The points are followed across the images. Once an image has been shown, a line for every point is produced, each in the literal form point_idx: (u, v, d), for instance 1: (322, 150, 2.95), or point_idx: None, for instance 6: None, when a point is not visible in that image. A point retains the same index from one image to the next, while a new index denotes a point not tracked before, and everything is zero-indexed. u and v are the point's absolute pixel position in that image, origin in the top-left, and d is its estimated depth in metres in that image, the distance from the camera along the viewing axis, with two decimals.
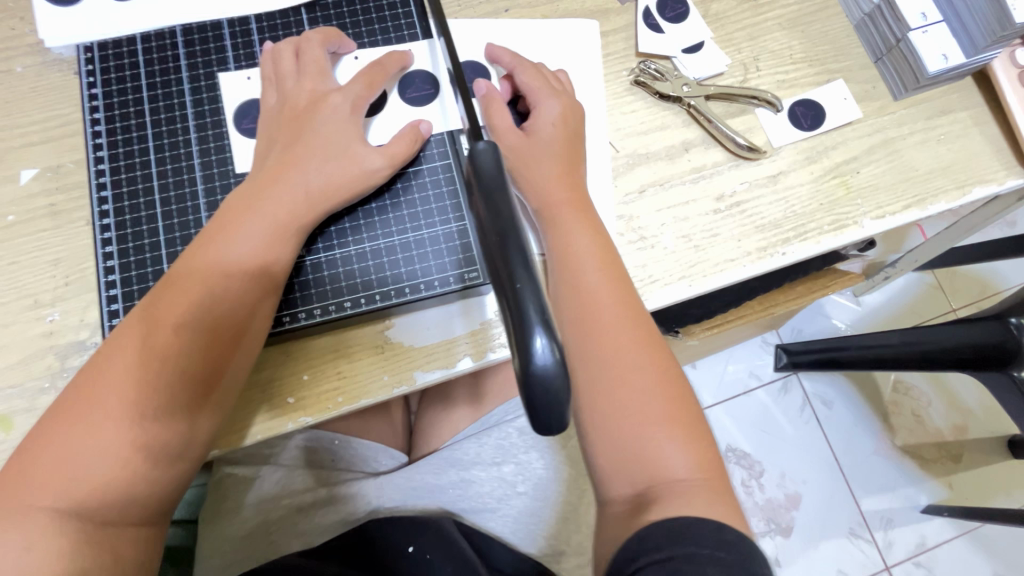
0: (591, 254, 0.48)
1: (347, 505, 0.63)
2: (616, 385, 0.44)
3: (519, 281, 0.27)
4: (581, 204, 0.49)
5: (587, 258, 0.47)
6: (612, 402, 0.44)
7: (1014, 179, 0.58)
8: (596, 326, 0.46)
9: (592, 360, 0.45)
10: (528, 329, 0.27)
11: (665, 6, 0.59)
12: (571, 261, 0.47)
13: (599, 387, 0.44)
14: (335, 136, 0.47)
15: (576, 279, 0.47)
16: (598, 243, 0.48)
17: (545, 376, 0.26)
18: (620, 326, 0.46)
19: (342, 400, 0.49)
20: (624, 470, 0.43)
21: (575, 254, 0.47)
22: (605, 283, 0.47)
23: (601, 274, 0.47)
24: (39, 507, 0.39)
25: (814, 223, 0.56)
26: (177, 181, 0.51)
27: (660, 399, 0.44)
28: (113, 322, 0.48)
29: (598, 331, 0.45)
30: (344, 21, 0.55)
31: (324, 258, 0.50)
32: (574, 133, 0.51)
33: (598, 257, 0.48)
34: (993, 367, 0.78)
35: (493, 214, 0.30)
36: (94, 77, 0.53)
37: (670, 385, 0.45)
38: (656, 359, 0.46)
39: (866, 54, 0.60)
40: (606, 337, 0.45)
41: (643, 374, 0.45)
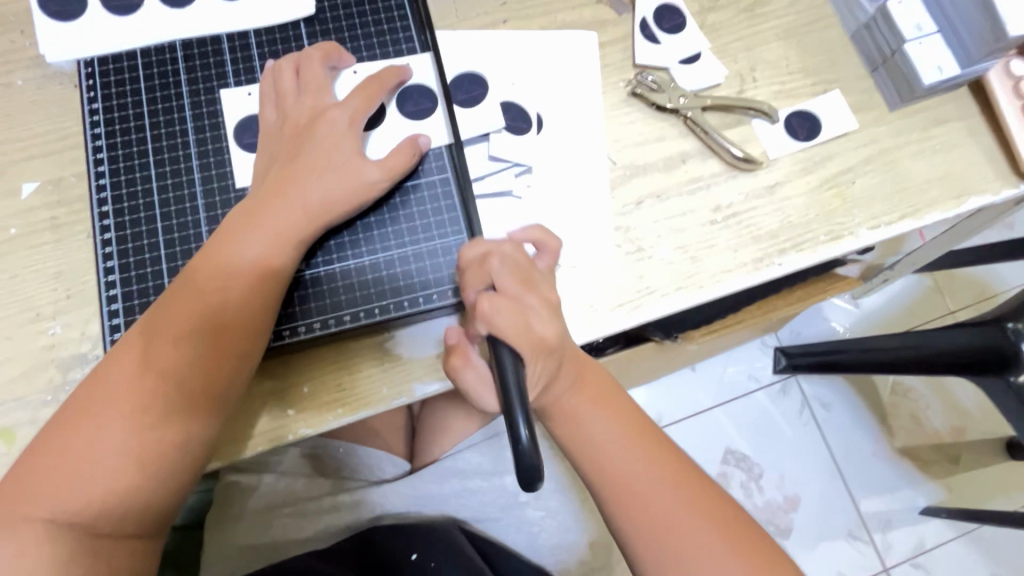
0: (590, 403, 0.49)
1: (351, 514, 0.63)
2: (668, 529, 0.45)
3: (508, 373, 0.41)
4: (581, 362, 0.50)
5: (590, 410, 0.49)
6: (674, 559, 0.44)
7: (1009, 189, 0.58)
8: (621, 473, 0.47)
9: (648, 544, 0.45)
10: (513, 418, 0.38)
11: (663, 17, 0.60)
12: (594, 446, 0.48)
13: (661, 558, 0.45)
14: (334, 153, 0.48)
15: (587, 434, 0.48)
16: (613, 412, 0.49)
17: (524, 453, 0.37)
18: (644, 462, 0.47)
19: (342, 411, 0.49)
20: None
21: (578, 409, 0.49)
22: (630, 450, 0.47)
23: (605, 417, 0.48)
24: (35, 518, 0.39)
25: (811, 233, 0.56)
26: (178, 195, 0.51)
27: (710, 523, 0.45)
28: (115, 336, 0.48)
29: (644, 512, 0.45)
30: (343, 35, 0.56)
31: (323, 272, 0.50)
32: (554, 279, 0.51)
33: (597, 396, 0.49)
34: (989, 371, 0.78)
35: (500, 363, 0.42)
36: (95, 92, 0.53)
37: (710, 498, 0.46)
38: (686, 480, 0.47)
39: (863, 64, 0.60)
40: (648, 499, 0.46)
41: (683, 503, 0.45)
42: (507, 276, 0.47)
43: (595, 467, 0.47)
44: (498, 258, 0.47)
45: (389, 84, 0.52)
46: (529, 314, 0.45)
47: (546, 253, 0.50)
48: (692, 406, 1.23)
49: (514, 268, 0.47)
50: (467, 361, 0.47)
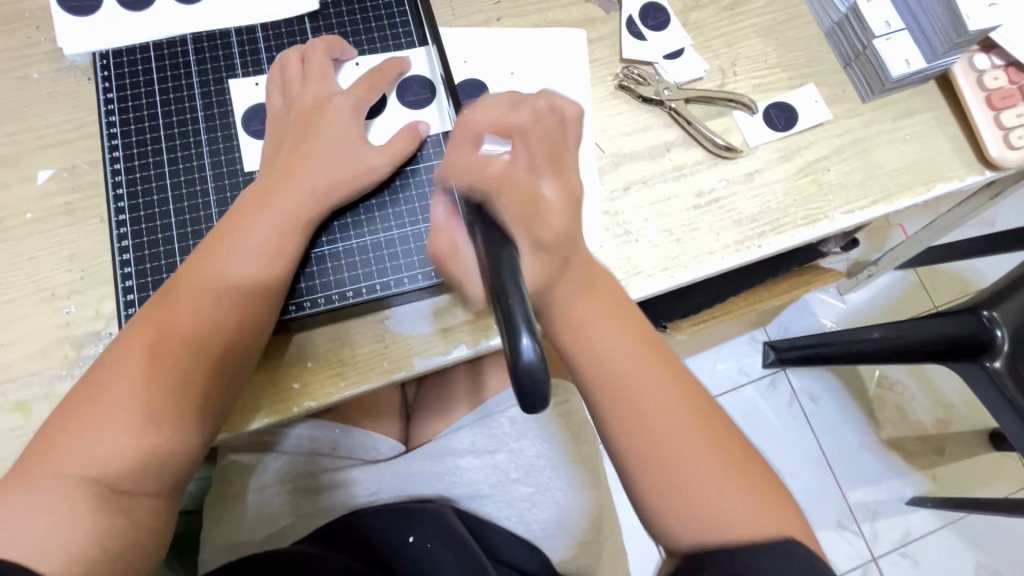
0: (575, 230, 0.44)
1: (347, 491, 0.66)
2: (662, 432, 0.43)
3: (503, 275, 0.33)
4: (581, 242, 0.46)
5: (574, 280, 0.44)
6: (662, 473, 0.42)
7: (974, 175, 0.62)
8: (612, 368, 0.44)
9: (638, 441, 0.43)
10: (514, 329, 0.30)
11: (648, 16, 0.63)
12: (591, 345, 0.44)
13: (651, 448, 0.43)
14: (340, 138, 0.51)
15: (583, 327, 0.44)
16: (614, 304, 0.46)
17: (525, 369, 0.29)
18: (639, 367, 0.44)
19: (344, 384, 0.52)
20: (691, 528, 0.42)
21: (566, 225, 0.43)
22: (628, 343, 0.45)
23: (601, 312, 0.45)
24: (62, 474, 0.41)
25: (789, 217, 0.59)
26: (189, 179, 0.54)
27: (704, 437, 0.43)
28: (129, 311, 0.51)
29: (642, 407, 0.43)
30: (345, 30, 0.59)
31: (327, 251, 0.53)
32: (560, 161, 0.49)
33: (603, 298, 0.45)
34: (967, 358, 0.82)
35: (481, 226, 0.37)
36: (110, 83, 0.56)
37: (704, 411, 0.44)
38: (691, 392, 0.45)
39: (836, 59, 0.64)
40: (646, 390, 0.43)
41: (680, 415, 0.43)
42: (505, 179, 0.42)
43: (586, 360, 0.44)
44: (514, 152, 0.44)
45: (391, 76, 0.56)
46: (536, 199, 0.43)
47: (569, 121, 0.47)
48: None
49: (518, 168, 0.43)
50: (452, 252, 0.48)
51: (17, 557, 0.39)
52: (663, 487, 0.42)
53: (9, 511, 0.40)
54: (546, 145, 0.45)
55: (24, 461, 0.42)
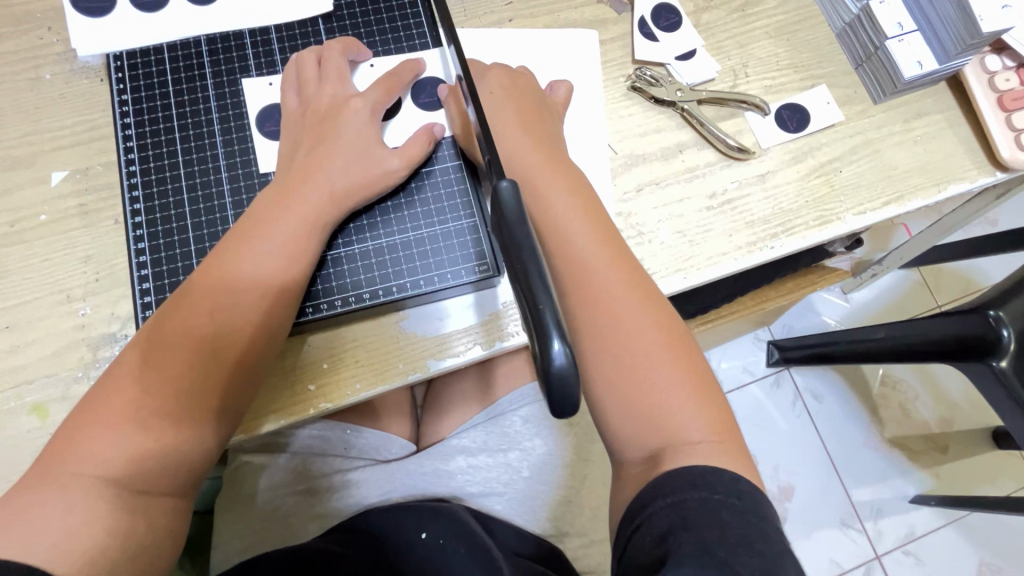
0: (557, 182, 0.52)
1: (357, 492, 0.66)
2: (622, 327, 0.48)
3: (526, 265, 0.32)
4: (557, 167, 0.53)
5: (566, 212, 0.51)
6: (630, 379, 0.47)
7: (986, 177, 0.62)
8: (593, 281, 0.49)
9: (599, 335, 0.48)
10: (544, 333, 0.30)
11: (659, 16, 0.63)
12: (564, 245, 0.50)
13: (608, 342, 0.48)
14: (358, 141, 0.51)
15: (557, 228, 0.50)
16: (589, 219, 0.51)
17: (555, 375, 0.29)
18: (619, 286, 0.49)
19: (360, 386, 0.52)
20: (644, 430, 0.46)
21: (548, 183, 0.52)
22: (599, 251, 0.50)
23: (589, 235, 0.51)
24: (81, 475, 0.42)
25: (801, 219, 0.59)
26: (205, 181, 0.54)
27: (671, 358, 0.48)
28: (146, 313, 0.51)
29: (607, 303, 0.49)
30: (359, 31, 0.59)
31: (343, 253, 0.53)
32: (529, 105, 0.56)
33: (579, 211, 0.51)
34: (973, 358, 0.82)
35: (497, 195, 0.34)
36: (124, 84, 0.56)
37: (672, 334, 0.49)
38: (654, 304, 0.50)
39: (847, 60, 0.64)
40: (609, 290, 0.49)
41: (651, 333, 0.48)
42: (490, 105, 0.55)
43: (571, 271, 0.49)
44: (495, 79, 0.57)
45: (407, 78, 0.56)
46: (517, 142, 0.53)
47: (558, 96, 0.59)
48: None
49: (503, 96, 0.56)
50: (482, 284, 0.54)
51: (33, 557, 0.39)
52: (618, 379, 0.47)
53: (30, 514, 0.40)
54: (527, 98, 0.56)
55: (44, 464, 0.43)
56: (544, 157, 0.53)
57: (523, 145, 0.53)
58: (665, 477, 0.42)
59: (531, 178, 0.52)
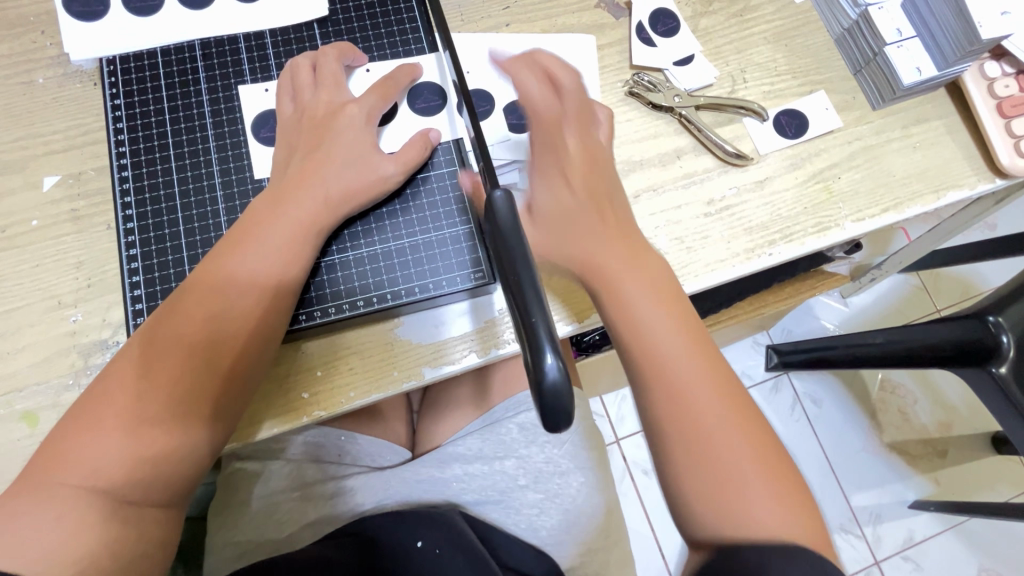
0: (623, 252, 0.48)
1: (352, 498, 0.65)
2: (697, 407, 0.44)
3: (519, 275, 0.31)
4: (621, 234, 0.49)
5: (624, 269, 0.47)
6: (699, 450, 0.43)
7: (985, 183, 0.61)
8: (658, 349, 0.45)
9: (675, 417, 0.44)
10: (537, 345, 0.29)
11: (658, 21, 0.63)
12: (632, 318, 0.46)
13: (683, 421, 0.43)
14: (354, 148, 0.51)
15: (625, 296, 0.46)
16: (660, 292, 0.47)
17: (550, 388, 0.29)
18: (684, 350, 0.45)
19: (354, 394, 0.52)
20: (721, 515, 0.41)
21: (600, 236, 0.49)
22: (672, 328, 0.46)
23: (651, 295, 0.47)
24: (68, 485, 0.41)
25: (799, 225, 0.59)
26: (197, 186, 0.53)
27: (744, 431, 0.43)
28: (138, 320, 0.50)
29: (682, 386, 0.44)
30: (354, 36, 0.58)
31: (337, 260, 0.52)
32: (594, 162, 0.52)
33: (645, 283, 0.47)
34: (972, 364, 0.82)
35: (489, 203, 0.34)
36: (117, 88, 0.55)
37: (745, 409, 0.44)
38: (729, 384, 0.45)
39: (847, 66, 0.64)
40: (686, 366, 0.45)
41: (725, 409, 0.44)
42: (540, 134, 0.52)
43: (634, 338, 0.45)
44: (526, 83, 0.52)
45: (404, 84, 0.55)
46: (557, 180, 0.51)
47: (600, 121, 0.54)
48: None
49: (539, 115, 0.52)
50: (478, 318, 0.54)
51: (17, 568, 0.38)
52: (690, 461, 0.43)
53: (14, 524, 0.40)
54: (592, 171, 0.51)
55: (30, 472, 0.42)
56: (612, 233, 0.49)
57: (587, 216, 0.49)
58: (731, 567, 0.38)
59: (599, 251, 0.48)
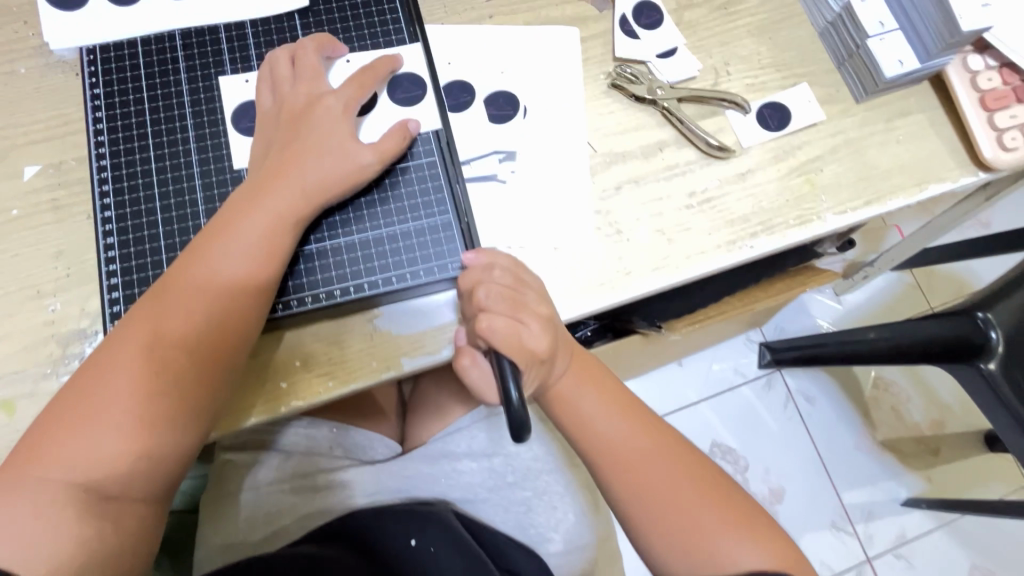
0: (582, 380, 0.52)
1: (342, 491, 0.65)
2: (649, 479, 0.49)
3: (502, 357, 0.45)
4: (580, 364, 0.53)
5: (598, 412, 0.51)
6: (665, 518, 0.48)
7: (968, 176, 0.61)
8: (641, 477, 0.49)
9: (642, 503, 0.48)
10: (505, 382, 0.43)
11: (641, 14, 0.63)
12: (589, 431, 0.51)
13: (648, 505, 0.48)
14: (330, 138, 0.50)
15: (590, 424, 0.51)
16: (603, 385, 0.53)
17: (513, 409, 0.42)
18: (645, 444, 0.50)
19: (333, 385, 0.52)
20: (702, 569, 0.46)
21: (571, 385, 0.52)
22: (615, 417, 0.51)
23: (601, 406, 0.52)
24: (49, 479, 0.41)
25: (782, 217, 0.59)
26: (176, 176, 0.54)
27: (702, 490, 0.49)
28: (114, 309, 0.51)
29: (632, 468, 0.49)
30: (335, 27, 0.58)
31: (315, 249, 0.52)
32: (520, 301, 0.49)
33: (589, 377, 0.53)
34: (962, 360, 0.81)
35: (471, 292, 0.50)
36: (97, 78, 0.55)
37: (692, 463, 0.50)
38: (670, 446, 0.51)
39: (830, 59, 0.64)
40: (633, 450, 0.50)
41: (673, 472, 0.49)
42: (493, 297, 0.48)
43: (615, 467, 0.49)
44: (487, 318, 0.46)
45: (383, 74, 0.55)
46: (522, 328, 0.47)
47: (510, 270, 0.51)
48: (679, 399, 1.26)
49: (504, 334, 0.46)
50: (476, 361, 0.49)
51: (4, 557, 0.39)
52: (662, 540, 0.48)
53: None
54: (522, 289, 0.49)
55: (11, 467, 0.42)
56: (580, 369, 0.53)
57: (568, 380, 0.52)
58: None
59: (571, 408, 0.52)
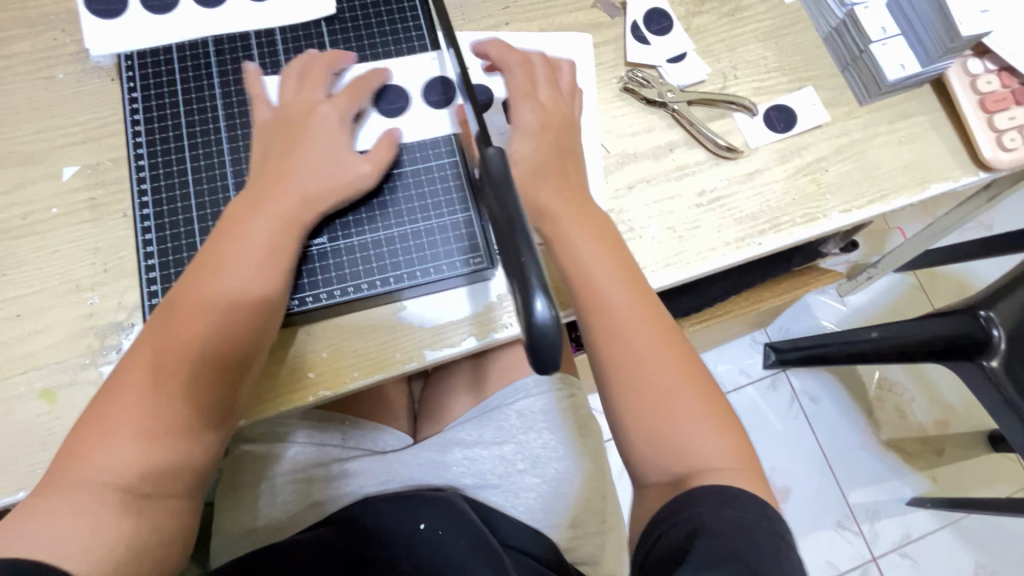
0: (587, 233, 0.53)
1: (357, 480, 0.67)
2: (636, 348, 0.51)
3: (523, 255, 0.30)
4: (585, 215, 0.53)
5: (599, 270, 0.52)
6: (641, 388, 0.50)
7: (968, 176, 0.63)
8: (621, 332, 0.51)
9: (623, 365, 0.50)
10: (529, 294, 0.29)
11: (651, 20, 0.65)
12: (586, 280, 0.52)
13: (631, 371, 0.50)
14: (325, 146, 0.53)
15: (587, 274, 0.52)
16: (607, 248, 0.53)
17: (541, 336, 0.29)
18: (634, 308, 0.51)
19: (358, 374, 0.54)
20: (666, 453, 0.49)
21: (581, 243, 0.52)
22: (615, 278, 0.52)
23: (602, 260, 0.52)
24: (88, 481, 0.44)
25: (788, 216, 0.61)
26: (210, 175, 0.56)
27: (680, 371, 0.51)
28: (153, 302, 0.53)
29: (622, 329, 0.51)
30: (359, 33, 0.61)
31: (342, 244, 0.55)
32: (562, 127, 0.56)
33: (598, 236, 0.53)
34: (965, 358, 0.83)
35: (484, 159, 0.35)
36: (134, 82, 0.58)
37: (675, 349, 0.52)
38: (656, 320, 0.52)
39: (834, 63, 0.66)
40: (626, 314, 0.51)
41: (660, 348, 0.51)
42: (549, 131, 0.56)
43: (603, 324, 0.51)
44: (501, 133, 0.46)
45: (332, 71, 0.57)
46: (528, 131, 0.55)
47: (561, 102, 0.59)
48: None
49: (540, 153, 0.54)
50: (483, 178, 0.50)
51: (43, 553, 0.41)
52: (634, 415, 0.50)
53: (40, 517, 0.42)
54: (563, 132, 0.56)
55: (51, 474, 0.44)
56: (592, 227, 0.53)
57: (573, 225, 0.53)
58: (684, 496, 0.46)
59: (567, 239, 0.52)
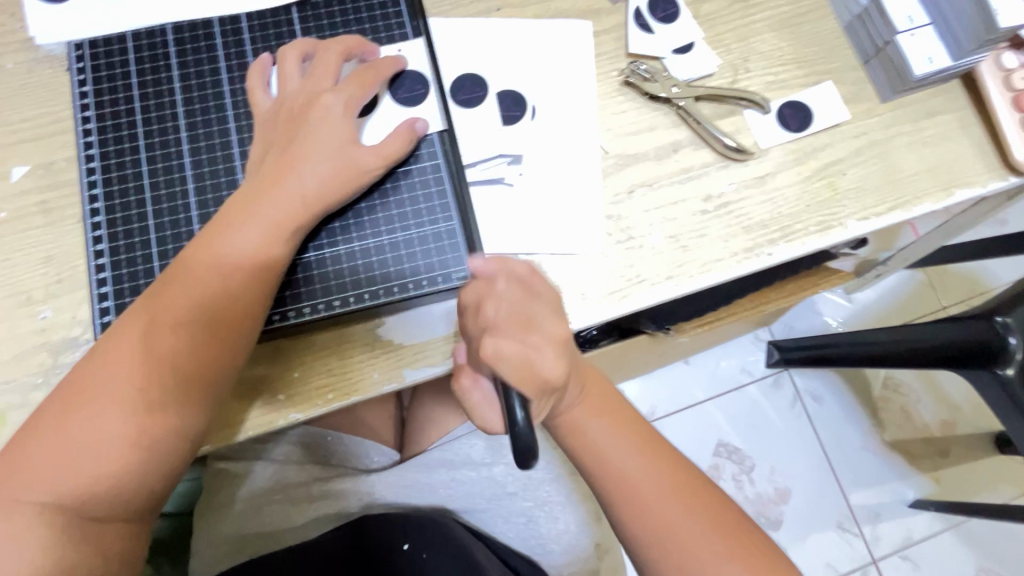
0: (588, 398, 0.51)
1: (340, 502, 0.64)
2: (640, 490, 0.48)
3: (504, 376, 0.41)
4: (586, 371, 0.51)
5: (596, 420, 0.50)
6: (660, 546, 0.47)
7: (997, 181, 0.58)
8: (631, 476, 0.48)
9: (635, 507, 0.48)
10: (511, 401, 0.41)
11: (656, 7, 0.60)
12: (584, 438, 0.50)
13: (643, 514, 0.48)
14: (329, 142, 0.48)
15: (591, 437, 0.50)
16: (602, 398, 0.51)
17: (519, 431, 0.39)
18: (627, 436, 0.50)
19: (332, 397, 0.50)
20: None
21: (582, 417, 0.50)
22: (613, 424, 0.50)
23: (600, 416, 0.50)
24: (26, 500, 0.40)
25: (801, 224, 0.56)
26: (169, 179, 0.51)
27: (682, 496, 0.48)
28: (105, 319, 0.49)
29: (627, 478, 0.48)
30: (335, 21, 0.56)
31: (314, 257, 0.50)
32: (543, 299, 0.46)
33: (595, 397, 0.51)
34: (977, 365, 0.75)
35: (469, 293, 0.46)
36: (85, 75, 0.53)
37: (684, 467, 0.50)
38: (658, 453, 0.50)
39: (855, 55, 0.61)
40: (627, 459, 0.49)
41: (665, 476, 0.49)
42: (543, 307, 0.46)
43: (613, 491, 0.49)
44: (497, 344, 0.42)
45: (354, 56, 0.52)
46: (535, 353, 0.43)
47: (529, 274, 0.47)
48: (684, 399, 1.24)
49: (523, 358, 0.42)
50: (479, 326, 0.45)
51: None
52: (650, 552, 0.48)
53: None
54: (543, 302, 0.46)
55: None
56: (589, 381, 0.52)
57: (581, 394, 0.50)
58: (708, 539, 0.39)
59: (575, 430, 0.50)
